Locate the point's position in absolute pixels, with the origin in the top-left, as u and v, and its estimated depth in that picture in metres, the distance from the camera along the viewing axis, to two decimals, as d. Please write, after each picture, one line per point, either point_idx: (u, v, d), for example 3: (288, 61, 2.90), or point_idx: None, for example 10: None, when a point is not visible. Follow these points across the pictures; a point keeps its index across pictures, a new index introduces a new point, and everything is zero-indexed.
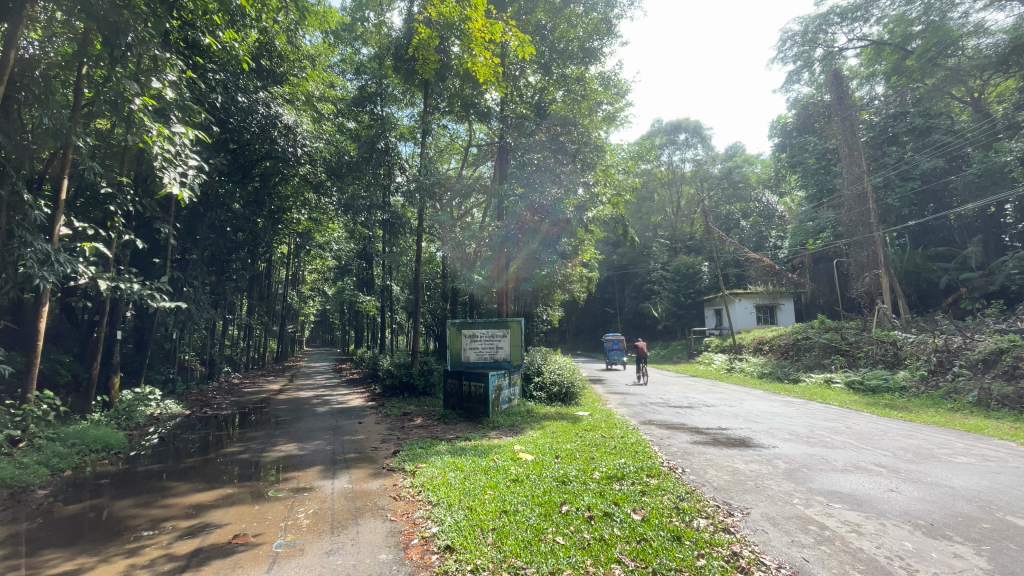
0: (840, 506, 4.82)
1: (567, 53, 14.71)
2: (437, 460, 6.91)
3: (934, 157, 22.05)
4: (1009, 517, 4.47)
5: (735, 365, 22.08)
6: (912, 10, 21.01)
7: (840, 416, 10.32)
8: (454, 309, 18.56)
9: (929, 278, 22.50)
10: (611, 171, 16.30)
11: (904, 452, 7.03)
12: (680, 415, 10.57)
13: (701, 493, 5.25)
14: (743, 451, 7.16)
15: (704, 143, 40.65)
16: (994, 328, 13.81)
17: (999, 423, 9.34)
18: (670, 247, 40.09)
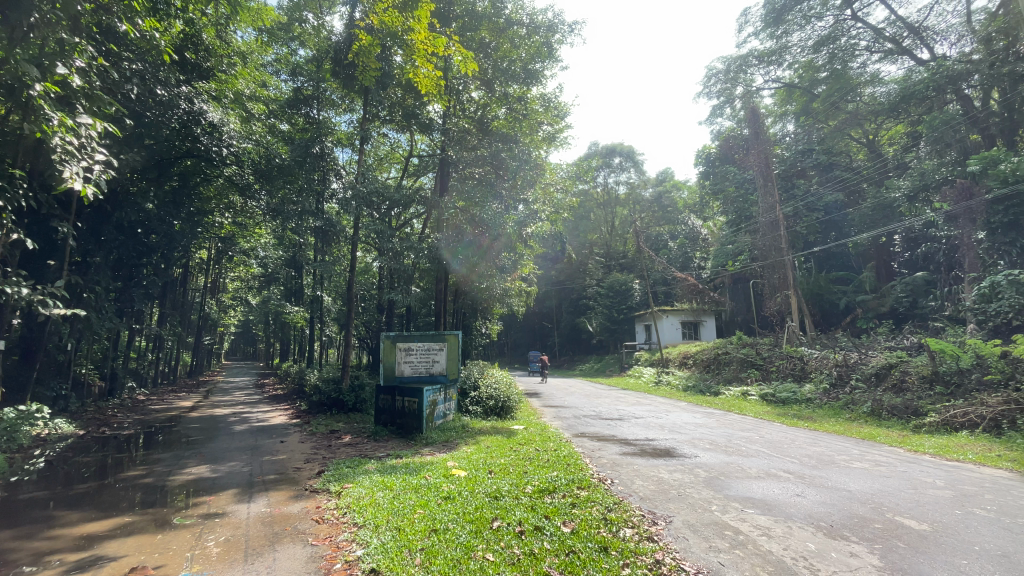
0: (752, 510, 5.14)
1: (510, 73, 15.08)
2: (365, 479, 6.62)
3: (835, 191, 24.58)
4: (897, 517, 4.95)
5: (663, 379, 23.12)
6: (819, 58, 23.67)
7: (755, 426, 11.05)
8: (389, 322, 18.06)
9: (831, 299, 24.87)
10: (551, 188, 16.73)
11: (809, 459, 7.63)
12: (610, 427, 10.86)
13: (628, 503, 5.39)
14: (667, 461, 7.46)
15: (637, 168, 42.83)
16: (884, 345, 15.42)
17: (888, 432, 10.39)
18: (605, 264, 41.57)
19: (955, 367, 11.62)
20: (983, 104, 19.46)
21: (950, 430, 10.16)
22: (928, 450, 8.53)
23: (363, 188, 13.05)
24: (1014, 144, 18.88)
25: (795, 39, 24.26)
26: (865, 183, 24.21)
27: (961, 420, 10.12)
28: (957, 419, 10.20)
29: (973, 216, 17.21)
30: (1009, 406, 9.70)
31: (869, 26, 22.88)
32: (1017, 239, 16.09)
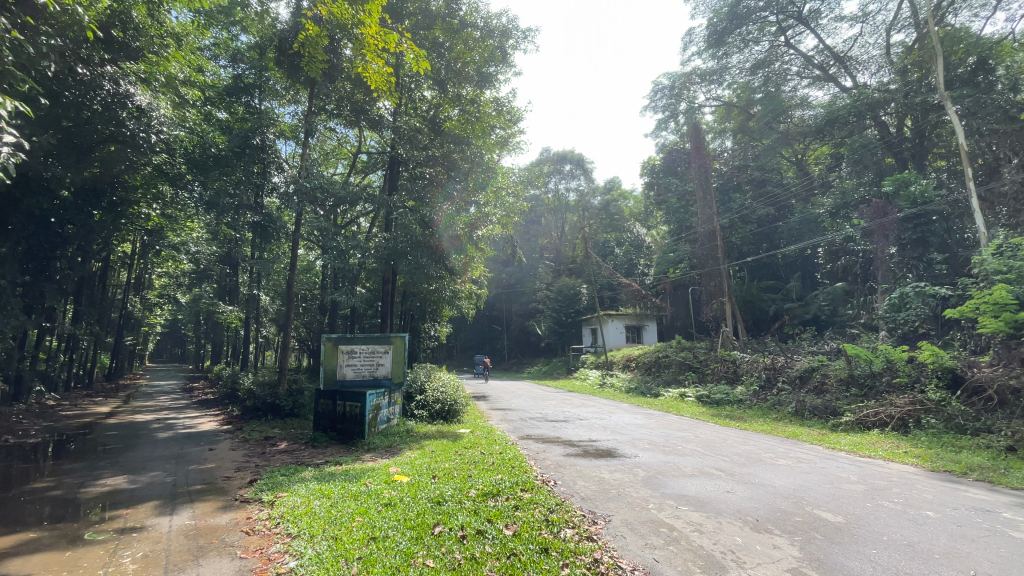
0: (686, 508, 5.36)
1: (463, 74, 15.04)
2: (301, 487, 6.33)
3: (766, 205, 26.18)
4: (814, 510, 5.33)
5: (607, 381, 23.76)
6: (755, 81, 25.76)
7: (690, 426, 11.57)
8: (332, 324, 17.43)
9: (761, 306, 26.51)
10: (501, 192, 16.76)
11: (739, 457, 8.08)
12: (556, 429, 10.99)
13: (570, 504, 5.48)
14: (608, 461, 7.65)
15: (587, 176, 43.76)
16: (807, 350, 16.59)
17: (810, 431, 11.15)
18: (555, 269, 42.26)
19: (868, 370, 12.66)
20: (897, 131, 21.40)
21: (864, 428, 11.05)
22: (844, 447, 9.24)
23: (305, 182, 12.54)
24: (922, 168, 20.89)
25: (734, 61, 25.83)
26: (793, 200, 26.00)
27: (873, 420, 11.03)
28: (870, 418, 11.11)
29: (886, 232, 18.88)
30: (913, 407, 10.69)
31: (800, 54, 24.67)
32: (924, 254, 18.01)
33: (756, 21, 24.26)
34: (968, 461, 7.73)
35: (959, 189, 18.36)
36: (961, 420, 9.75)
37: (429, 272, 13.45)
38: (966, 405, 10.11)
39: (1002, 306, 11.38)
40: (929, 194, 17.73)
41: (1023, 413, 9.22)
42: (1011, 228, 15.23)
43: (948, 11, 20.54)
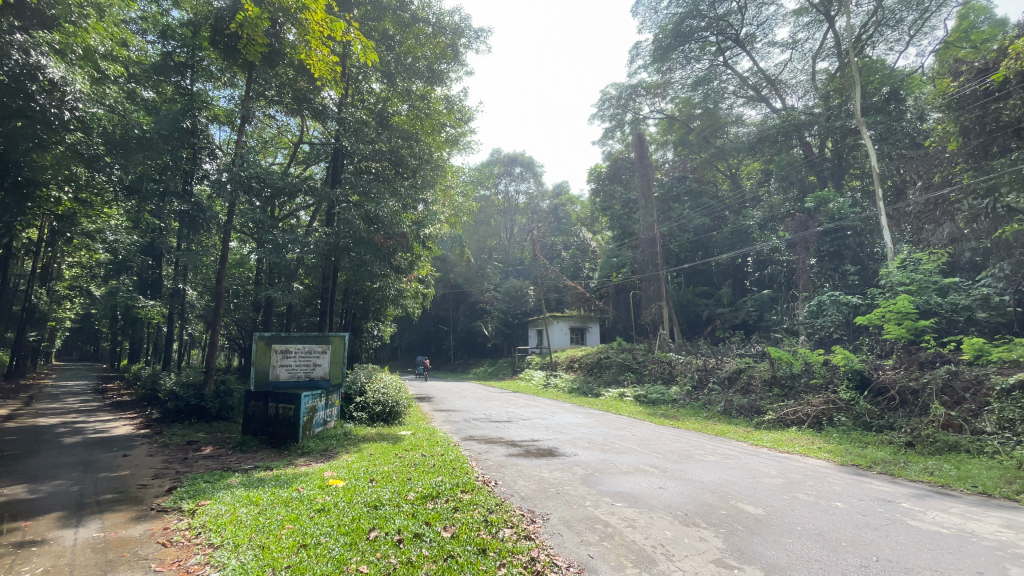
0: (620, 504, 5.53)
1: (414, 69, 14.91)
2: (227, 494, 5.96)
3: (703, 215, 27.62)
4: (737, 503, 5.67)
5: (551, 381, 24.16)
6: (695, 96, 27.05)
7: (627, 424, 11.98)
8: (266, 321, 16.54)
9: (696, 310, 27.86)
10: (449, 190, 16.58)
11: (672, 453, 8.45)
12: (498, 430, 11.02)
13: (509, 504, 5.51)
14: (549, 460, 7.76)
15: (536, 179, 44.66)
16: (736, 352, 17.66)
17: (737, 429, 11.84)
18: (503, 270, 42.47)
19: (789, 371, 13.66)
20: (819, 151, 23.16)
21: (784, 426, 11.88)
22: (766, 443, 9.91)
23: (240, 170, 11.95)
24: (840, 186, 22.74)
25: (676, 77, 27.24)
26: (726, 211, 27.51)
27: (792, 418, 11.88)
28: (790, 416, 11.97)
29: (807, 245, 20.45)
30: (828, 406, 11.61)
31: (736, 74, 26.15)
32: (839, 266, 19.67)
33: (698, 40, 25.45)
34: (872, 455, 8.50)
35: (871, 207, 20.15)
36: (867, 418, 10.70)
37: (373, 269, 12.67)
38: (872, 404, 11.11)
39: (904, 314, 12.61)
40: (845, 211, 19.32)
41: (917, 411, 10.25)
42: (912, 245, 16.90)
43: (867, 45, 22.54)
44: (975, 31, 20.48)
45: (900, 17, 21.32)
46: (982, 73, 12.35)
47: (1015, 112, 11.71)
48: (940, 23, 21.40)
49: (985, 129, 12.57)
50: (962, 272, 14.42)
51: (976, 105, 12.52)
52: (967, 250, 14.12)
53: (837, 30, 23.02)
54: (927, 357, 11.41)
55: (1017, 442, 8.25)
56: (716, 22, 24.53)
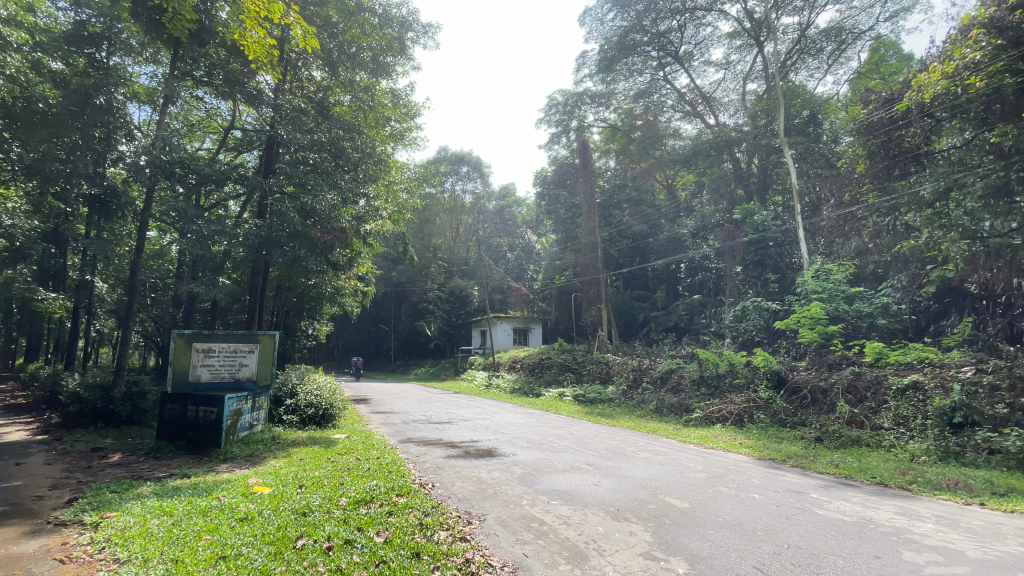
0: (556, 502, 5.64)
1: (358, 59, 14.30)
2: (137, 505, 5.47)
3: (641, 222, 28.77)
4: (666, 497, 5.93)
5: (492, 382, 24.20)
6: (637, 108, 28.48)
7: (566, 424, 12.22)
8: (187, 318, 15.38)
9: (633, 314, 28.82)
10: (393, 186, 16.20)
11: (607, 451, 8.73)
12: (437, 431, 10.89)
13: (446, 506, 5.46)
14: (487, 461, 7.77)
15: (483, 180, 43.36)
16: (668, 354, 18.52)
17: (667, 426, 12.39)
18: (448, 270, 41.56)
19: (715, 372, 14.50)
20: (747, 167, 24.77)
21: (710, 423, 12.57)
22: (693, 440, 10.45)
23: (160, 155, 10.89)
24: (763, 201, 24.21)
25: (620, 88, 28.33)
26: (663, 219, 28.50)
27: (717, 415, 12.60)
28: (715, 414, 12.68)
29: (734, 253, 21.87)
30: (748, 404, 12.43)
31: (675, 89, 27.34)
32: (761, 274, 21.13)
33: (641, 54, 26.40)
34: (786, 449, 9.19)
35: (791, 220, 21.78)
36: (783, 415, 11.58)
37: (308, 265, 12.10)
38: (787, 402, 12.01)
39: (816, 320, 13.76)
40: (767, 223, 20.90)
41: (826, 409, 11.19)
42: (825, 257, 18.46)
43: (792, 70, 24.36)
44: (883, 65, 22.66)
45: (820, 47, 23.20)
46: (888, 102, 13.63)
47: (915, 139, 12.99)
48: (855, 55, 23.48)
49: (887, 154, 13.85)
50: (866, 282, 16.03)
51: (882, 131, 13.71)
52: (870, 263, 15.68)
53: (765, 55, 24.71)
54: (835, 359, 12.51)
55: (908, 436, 9.23)
56: (658, 38, 25.54)
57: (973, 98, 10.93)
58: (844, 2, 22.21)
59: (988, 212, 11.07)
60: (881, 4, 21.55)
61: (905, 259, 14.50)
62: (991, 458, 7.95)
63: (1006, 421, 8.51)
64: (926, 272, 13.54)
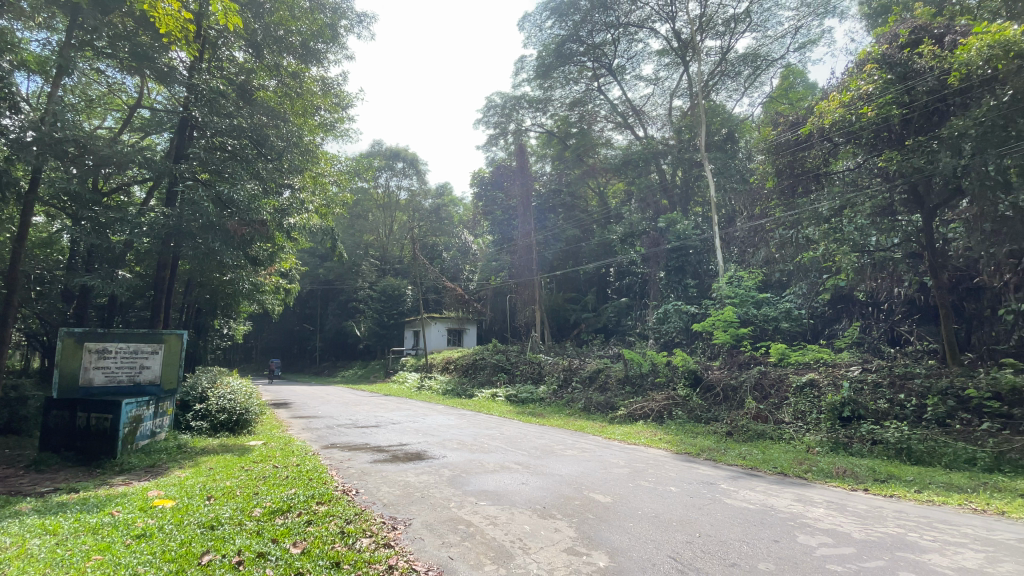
0: (484, 503, 5.64)
1: (286, 42, 13.56)
2: (12, 524, 4.81)
3: (574, 227, 29.62)
4: (591, 493, 6.13)
5: (425, 384, 23.83)
6: (572, 116, 29.31)
7: (498, 424, 12.28)
8: (80, 315, 13.78)
9: (564, 315, 29.48)
10: (321, 178, 15.48)
11: (536, 450, 8.86)
12: (364, 435, 10.54)
13: (369, 512, 5.28)
14: (416, 464, 7.62)
15: (419, 177, 42.08)
16: (597, 354, 19.18)
17: (594, 424, 12.83)
18: (379, 267, 40.49)
19: (639, 371, 15.18)
20: (671, 178, 26.37)
21: (633, 420, 13.15)
22: (618, 437, 10.88)
23: (51, 131, 9.50)
24: (686, 211, 26.10)
25: (556, 95, 28.87)
26: (594, 224, 29.45)
27: (640, 412, 13.21)
28: (639, 411, 13.28)
29: (658, 260, 23.12)
30: (668, 401, 13.15)
31: (608, 100, 28.46)
32: (682, 280, 22.46)
33: (577, 64, 27.18)
34: (700, 444, 9.83)
35: (710, 230, 23.34)
36: (698, 411, 12.36)
37: (223, 259, 11.21)
38: (702, 399, 12.85)
39: (728, 322, 14.85)
40: (689, 232, 22.25)
41: (736, 405, 12.09)
42: (738, 264, 19.97)
43: (713, 90, 26.15)
44: (791, 91, 24.88)
45: (738, 70, 25.09)
46: (794, 126, 14.74)
47: (816, 159, 13.97)
48: (767, 80, 25.62)
49: (791, 172, 14.75)
50: (773, 288, 17.51)
51: (788, 151, 14.69)
52: (776, 271, 17.18)
53: (690, 74, 26.34)
54: (745, 359, 13.56)
55: (805, 428, 10.20)
56: (593, 49, 26.46)
57: (865, 126, 12.15)
58: (760, 31, 24.15)
59: (874, 228, 12.69)
60: (791, 36, 23.66)
61: (806, 269, 16.02)
62: (873, 448, 8.95)
63: (885, 415, 9.67)
64: (823, 281, 15.08)
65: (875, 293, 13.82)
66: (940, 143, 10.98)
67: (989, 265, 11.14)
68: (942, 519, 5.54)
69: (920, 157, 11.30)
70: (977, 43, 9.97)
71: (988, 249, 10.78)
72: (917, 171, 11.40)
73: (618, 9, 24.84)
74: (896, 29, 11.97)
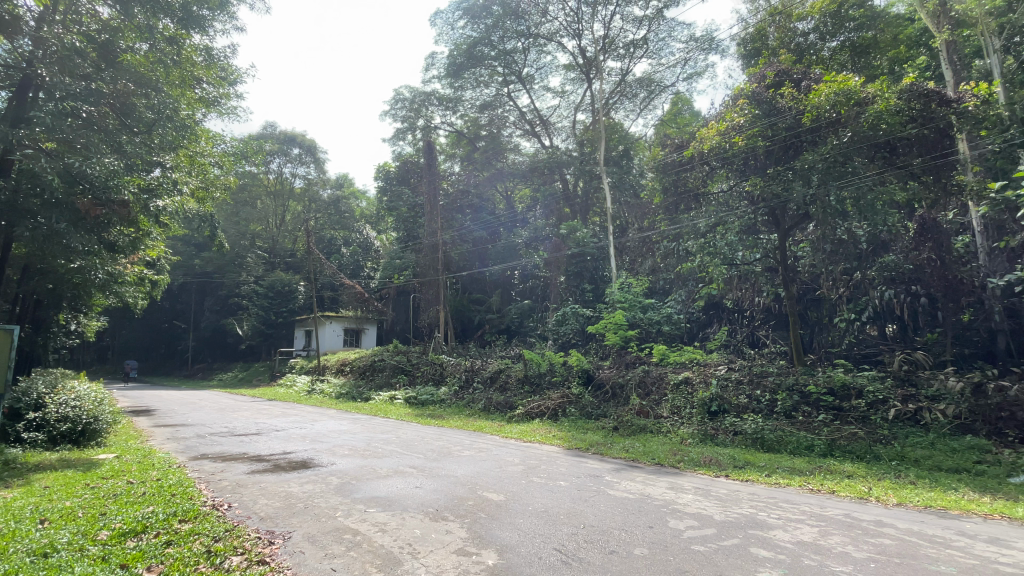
0: (373, 509, 5.44)
1: (160, 5, 11.65)
2: None
3: (481, 229, 29.73)
4: (483, 493, 6.19)
5: (316, 387, 22.35)
6: (482, 119, 29.68)
7: (394, 427, 11.94)
8: None
9: (469, 315, 29.14)
10: (199, 159, 13.82)
11: (432, 452, 8.73)
12: (241, 445, 9.62)
13: (243, 528, 4.83)
14: (300, 473, 7.12)
15: (317, 165, 39.42)
16: (498, 355, 19.48)
17: (493, 423, 13.01)
18: (267, 260, 37.29)
19: (537, 371, 15.64)
20: (573, 188, 27.71)
21: (530, 418, 13.54)
22: (515, 435, 11.13)
23: None
24: (585, 220, 27.58)
25: (466, 96, 28.89)
26: (501, 228, 29.85)
27: (536, 411, 13.62)
28: (535, 410, 13.70)
29: (559, 265, 24.18)
30: (563, 399, 13.72)
31: (517, 107, 29.16)
32: (579, 284, 23.73)
33: (487, 67, 27.37)
34: (590, 439, 10.39)
35: (606, 239, 24.85)
36: (589, 408, 13.07)
37: (69, 243, 9.44)
38: (593, 397, 13.62)
39: (618, 325, 15.87)
40: (587, 240, 23.45)
41: (623, 401, 13.01)
42: (630, 272, 21.49)
43: (613, 109, 27.89)
44: (679, 116, 27.39)
45: (635, 92, 27.04)
46: (679, 148, 16.03)
47: (696, 179, 15.28)
48: (659, 104, 27.89)
49: (675, 191, 16.02)
50: (657, 295, 19.10)
51: (673, 171, 15.87)
52: (661, 279, 18.78)
53: (593, 91, 27.78)
54: (632, 359, 14.65)
55: (679, 422, 11.25)
56: (503, 55, 26.80)
57: (737, 153, 13.63)
58: (655, 58, 26.23)
59: (741, 245, 14.44)
60: (681, 65, 25.99)
61: (685, 278, 17.71)
62: (735, 438, 10.08)
63: (744, 409, 10.96)
64: (699, 289, 16.78)
65: (740, 302, 15.66)
66: (794, 173, 12.63)
67: (828, 280, 13.69)
68: (786, 499, 6.42)
69: (778, 185, 12.80)
70: (826, 90, 12.01)
71: (827, 266, 13.53)
72: (775, 197, 12.91)
73: (528, 19, 25.40)
74: (764, 71, 13.71)
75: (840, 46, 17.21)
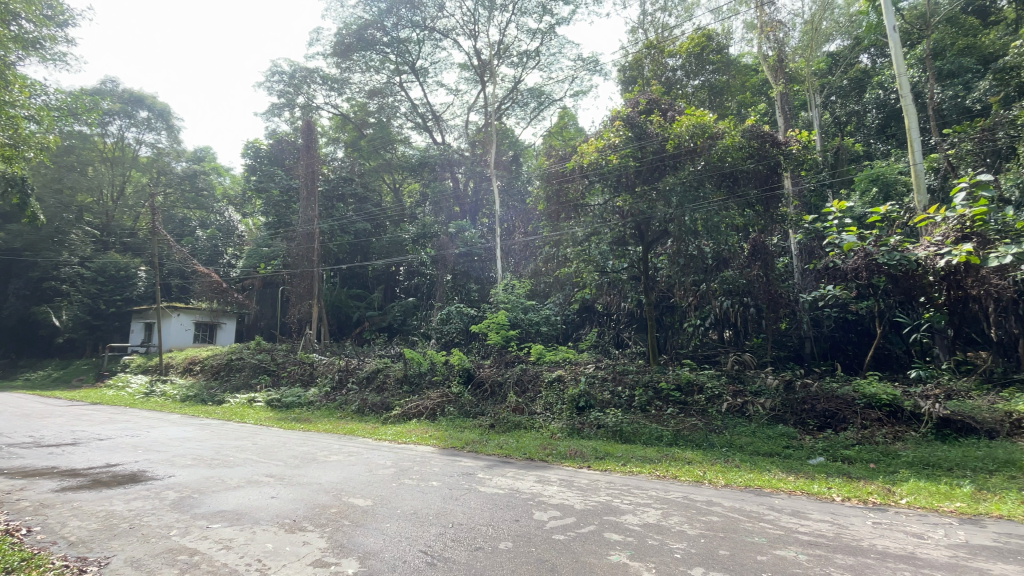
0: (218, 525, 4.87)
1: None
2: None
3: (363, 220, 27.76)
4: (349, 499, 5.89)
5: (156, 389, 19.43)
6: (370, 105, 28.43)
7: (251, 432, 10.81)
8: None
9: (346, 311, 27.63)
10: (11, 111, 11.19)
11: (293, 459, 8.07)
12: (48, 457, 7.97)
13: (43, 556, 4.01)
14: (128, 488, 6.14)
15: (170, 134, 34.57)
16: (376, 353, 18.86)
17: (366, 425, 12.47)
18: (98, 238, 31.73)
19: (417, 370, 15.38)
20: (463, 188, 27.72)
21: (406, 418, 13.25)
22: (388, 437, 10.78)
23: None
24: (474, 220, 27.53)
25: (354, 79, 27.51)
26: (387, 220, 28.27)
27: (413, 411, 13.37)
28: (412, 410, 13.43)
29: (446, 263, 24.22)
30: (441, 399, 13.64)
31: (408, 99, 28.44)
32: (465, 284, 24.32)
33: (379, 53, 26.30)
34: (466, 437, 10.48)
35: (492, 240, 25.24)
36: (467, 407, 13.12)
37: None
38: (472, 395, 13.73)
39: (500, 326, 16.61)
40: (474, 240, 23.81)
41: (499, 400, 13.28)
42: (513, 274, 22.17)
43: (504, 114, 28.49)
44: (565, 130, 29.00)
45: (526, 102, 27.96)
46: (562, 160, 16.98)
47: (576, 191, 15.66)
48: (548, 116, 29.10)
49: (557, 200, 16.15)
50: (536, 297, 19.98)
51: (556, 181, 16.17)
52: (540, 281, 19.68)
53: (486, 93, 28.14)
54: (511, 359, 15.16)
55: (550, 417, 11.88)
56: (397, 44, 25.98)
57: (610, 170, 14.61)
58: (545, 71, 27.37)
59: (611, 254, 15.21)
60: (569, 82, 27.48)
61: (562, 282, 18.74)
62: (597, 431, 10.88)
63: (607, 403, 11.97)
64: (575, 293, 17.85)
65: (609, 306, 16.99)
66: (657, 193, 14.02)
67: (681, 288, 15.06)
68: (637, 485, 7.10)
69: (642, 202, 14.15)
70: (687, 121, 13.67)
71: (680, 276, 14.84)
72: (640, 213, 14.31)
73: (423, 10, 24.86)
74: (637, 97, 15.14)
75: (701, 85, 19.46)
